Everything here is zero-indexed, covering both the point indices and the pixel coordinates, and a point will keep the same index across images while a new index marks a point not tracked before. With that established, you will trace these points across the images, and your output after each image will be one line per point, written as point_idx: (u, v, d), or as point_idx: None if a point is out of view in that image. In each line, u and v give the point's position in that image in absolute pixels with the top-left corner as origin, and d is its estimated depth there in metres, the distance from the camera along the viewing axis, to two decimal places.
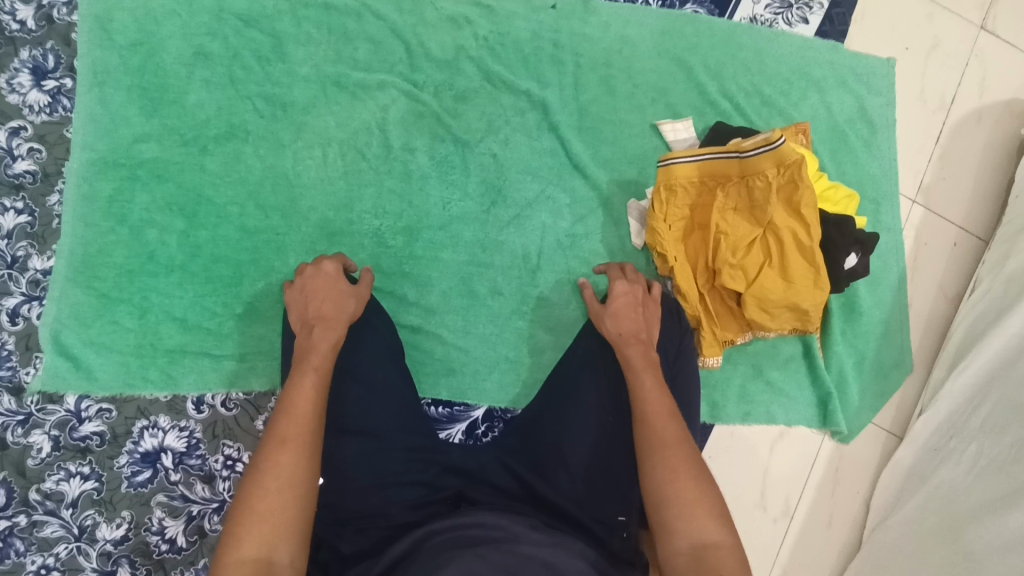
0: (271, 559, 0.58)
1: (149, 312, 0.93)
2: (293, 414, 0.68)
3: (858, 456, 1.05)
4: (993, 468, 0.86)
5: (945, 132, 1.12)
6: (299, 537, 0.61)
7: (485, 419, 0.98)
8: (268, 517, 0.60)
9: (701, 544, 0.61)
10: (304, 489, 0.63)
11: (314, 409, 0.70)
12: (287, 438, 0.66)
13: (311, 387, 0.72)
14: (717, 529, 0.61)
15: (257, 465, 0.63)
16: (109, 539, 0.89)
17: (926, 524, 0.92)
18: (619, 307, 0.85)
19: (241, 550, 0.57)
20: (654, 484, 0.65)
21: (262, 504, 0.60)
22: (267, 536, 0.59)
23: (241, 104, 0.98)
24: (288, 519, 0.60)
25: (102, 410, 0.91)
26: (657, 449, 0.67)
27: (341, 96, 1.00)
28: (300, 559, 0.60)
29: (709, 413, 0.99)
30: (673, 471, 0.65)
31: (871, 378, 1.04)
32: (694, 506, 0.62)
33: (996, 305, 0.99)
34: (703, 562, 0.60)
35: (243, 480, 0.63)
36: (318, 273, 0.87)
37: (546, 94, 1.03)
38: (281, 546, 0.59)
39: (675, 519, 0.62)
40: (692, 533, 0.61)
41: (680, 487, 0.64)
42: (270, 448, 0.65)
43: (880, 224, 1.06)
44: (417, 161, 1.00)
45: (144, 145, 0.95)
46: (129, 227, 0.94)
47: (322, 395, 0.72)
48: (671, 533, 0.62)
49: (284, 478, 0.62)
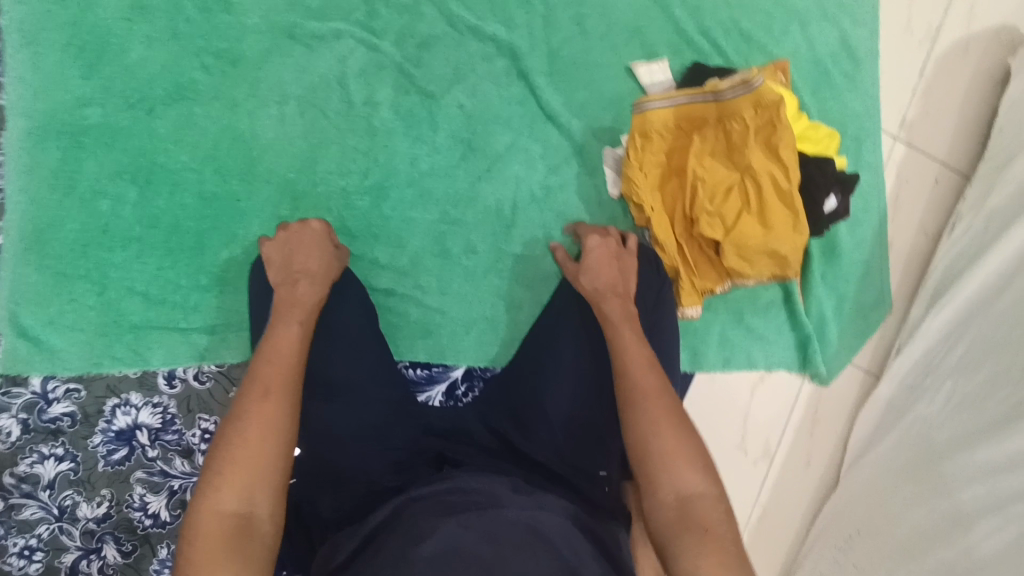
0: (250, 512, 0.54)
1: (110, 287, 0.89)
2: (278, 365, 0.64)
3: (836, 396, 1.06)
4: (969, 403, 0.87)
5: (930, 63, 1.08)
6: (281, 491, 0.57)
7: (464, 379, 0.96)
8: (248, 467, 0.56)
9: (684, 495, 0.59)
10: (288, 441, 0.59)
11: (299, 362, 0.66)
12: (270, 388, 0.62)
13: (294, 341, 0.68)
14: (701, 479, 0.60)
15: (237, 413, 0.59)
16: (91, 517, 0.88)
17: (901, 459, 0.94)
18: (598, 260, 0.83)
19: (220, 502, 0.54)
20: (637, 435, 0.63)
21: (242, 452, 0.56)
22: (246, 488, 0.55)
23: (189, 60, 0.91)
24: (269, 470, 0.56)
25: (70, 390, 0.88)
26: (638, 400, 0.65)
27: (296, 48, 0.94)
28: (279, 514, 0.56)
29: (690, 362, 0.99)
30: (654, 423, 0.63)
31: (850, 320, 1.04)
32: (677, 457, 0.61)
33: (975, 242, 0.98)
34: (688, 514, 0.58)
35: (221, 429, 0.58)
36: (303, 229, 0.84)
37: (515, 38, 0.97)
38: (262, 498, 0.55)
39: (658, 472, 0.60)
40: (676, 485, 0.60)
41: (663, 438, 0.62)
42: (252, 397, 0.60)
43: (862, 163, 1.04)
44: (381, 116, 0.95)
45: (87, 110, 0.89)
46: (79, 199, 0.89)
47: (304, 348, 0.68)
48: (655, 486, 0.60)
49: (268, 427, 0.58)
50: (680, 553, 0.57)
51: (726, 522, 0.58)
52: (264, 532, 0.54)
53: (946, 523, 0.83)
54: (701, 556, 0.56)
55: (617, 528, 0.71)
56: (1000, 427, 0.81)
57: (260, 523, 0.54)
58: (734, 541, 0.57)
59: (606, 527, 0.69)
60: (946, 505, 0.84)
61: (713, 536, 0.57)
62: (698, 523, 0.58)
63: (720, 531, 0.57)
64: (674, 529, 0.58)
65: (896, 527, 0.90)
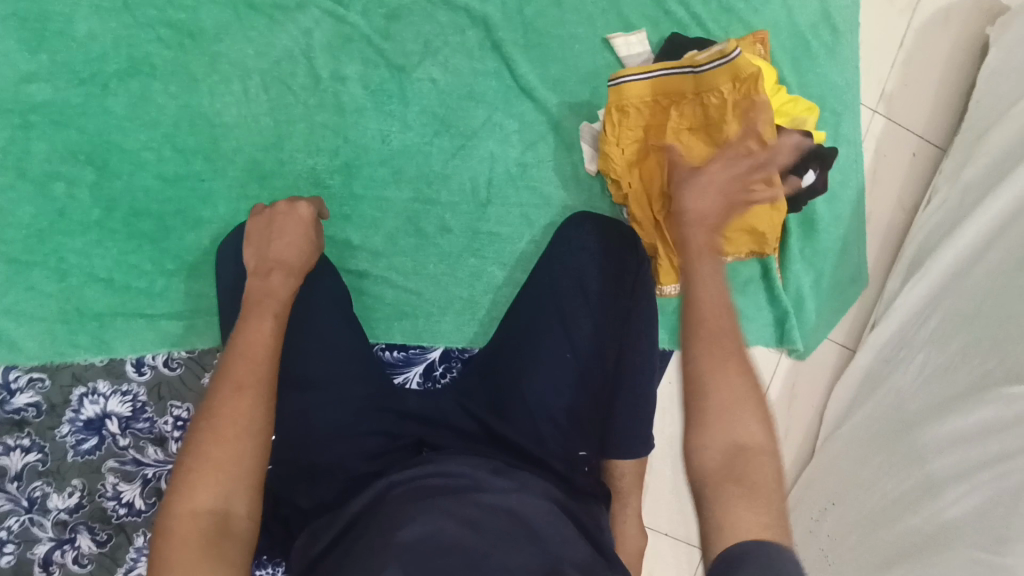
0: (227, 511, 0.53)
1: (70, 274, 0.86)
2: (252, 358, 0.62)
3: (812, 372, 1.08)
4: (940, 373, 0.88)
5: (910, 34, 1.07)
6: (258, 488, 0.56)
7: (442, 360, 0.95)
8: (222, 466, 0.54)
9: (736, 443, 0.57)
10: (263, 437, 0.57)
11: (273, 354, 0.64)
12: (243, 382, 0.60)
13: (268, 331, 0.65)
14: (757, 430, 0.58)
15: (209, 410, 0.57)
16: (62, 508, 0.86)
17: (876, 430, 0.95)
18: (706, 183, 0.75)
19: (194, 502, 0.52)
20: (699, 371, 0.61)
21: (216, 451, 0.55)
22: (222, 487, 0.54)
23: (143, 33, 0.87)
24: (245, 468, 0.55)
25: (34, 380, 0.85)
26: (707, 336, 0.62)
27: (257, 20, 0.90)
28: (257, 511, 0.55)
29: (668, 339, 0.99)
30: (720, 363, 0.60)
31: (827, 294, 1.04)
32: (731, 407, 0.59)
33: (951, 216, 0.98)
34: (738, 465, 0.56)
35: (193, 427, 0.57)
36: (290, 212, 0.80)
37: (487, 8, 0.94)
38: (238, 496, 0.54)
39: (715, 416, 0.58)
40: (729, 431, 0.58)
41: (725, 382, 0.60)
42: (225, 392, 0.58)
43: (840, 137, 1.03)
44: (350, 91, 0.92)
45: (34, 87, 0.85)
46: (31, 182, 0.86)
47: (278, 338, 0.66)
48: (707, 425, 0.58)
49: (242, 424, 0.57)
50: (717, 504, 0.54)
51: (774, 480, 0.56)
52: (241, 531, 0.53)
53: (915, 491, 0.85)
54: (741, 509, 0.54)
55: (597, 508, 0.71)
56: (973, 394, 0.82)
57: (237, 522, 0.53)
58: (778, 502, 0.55)
59: (586, 508, 0.70)
60: (919, 473, 0.85)
61: (758, 491, 0.55)
62: (746, 476, 0.56)
63: (765, 487, 0.55)
64: (718, 478, 0.56)
65: (873, 497, 0.91)
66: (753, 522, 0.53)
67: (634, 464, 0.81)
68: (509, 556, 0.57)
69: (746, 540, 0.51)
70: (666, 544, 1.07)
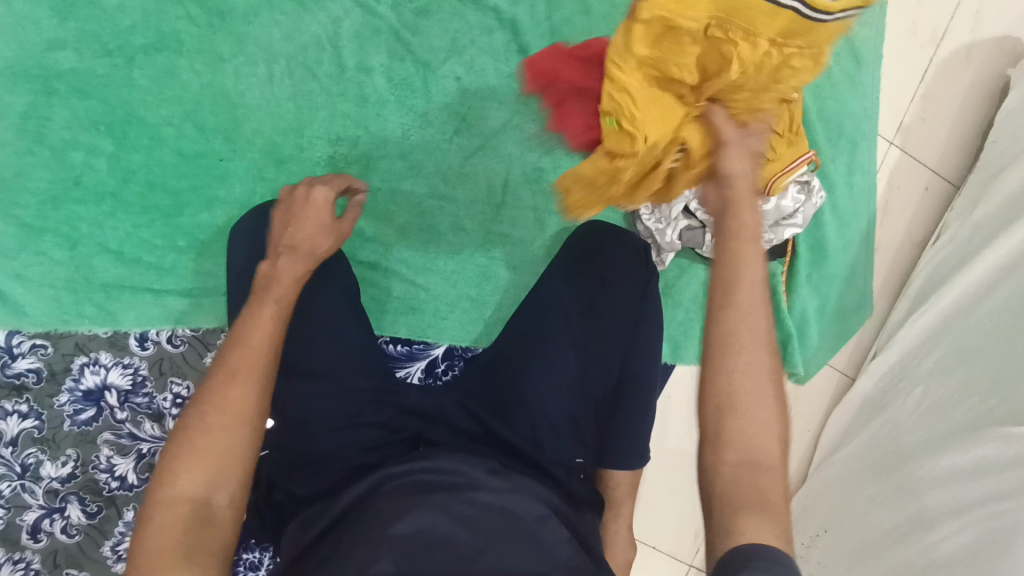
0: (209, 499, 0.53)
1: (81, 243, 0.87)
2: (250, 347, 0.61)
3: (810, 396, 1.09)
4: (936, 409, 0.89)
5: (931, 69, 1.08)
6: (244, 478, 0.56)
7: (444, 358, 0.96)
8: (208, 456, 0.54)
9: (753, 463, 0.52)
10: (252, 430, 0.57)
11: (274, 344, 0.63)
12: (237, 369, 0.59)
13: (270, 318, 0.64)
14: (775, 452, 0.53)
15: (200, 395, 0.57)
16: (55, 477, 0.86)
17: (870, 459, 0.96)
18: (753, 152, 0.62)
19: (177, 488, 0.53)
20: (720, 385, 0.54)
21: (202, 440, 0.55)
22: (206, 476, 0.54)
23: (172, 8, 0.88)
24: (230, 459, 0.55)
25: (36, 346, 0.86)
26: (737, 348, 0.54)
27: (287, 5, 0.90)
28: (242, 499, 0.55)
29: (670, 353, 1.01)
30: (751, 383, 0.54)
31: (831, 322, 1.05)
32: (755, 429, 0.53)
33: (960, 251, 0.99)
34: (753, 484, 0.52)
35: (184, 411, 0.57)
36: (306, 201, 0.76)
37: (516, 11, 0.94)
38: (221, 485, 0.54)
39: (734, 435, 0.53)
40: (749, 449, 0.53)
41: (754, 406, 0.53)
42: (219, 379, 0.58)
43: (854, 166, 1.04)
44: (373, 83, 0.92)
45: (60, 54, 0.86)
46: (50, 148, 0.86)
47: (281, 327, 0.64)
48: (723, 444, 0.53)
49: (230, 414, 0.56)
50: (728, 513, 0.51)
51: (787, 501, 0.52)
52: (223, 519, 0.53)
53: (907, 525, 0.85)
54: (749, 519, 0.50)
55: (591, 516, 0.72)
56: (969, 432, 0.82)
57: (218, 511, 0.53)
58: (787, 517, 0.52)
59: (581, 516, 0.70)
60: (913, 506, 0.85)
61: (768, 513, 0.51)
62: (758, 495, 0.51)
63: (778, 507, 0.51)
64: (731, 496, 0.51)
65: (862, 528, 0.92)
66: (761, 531, 0.49)
67: (630, 476, 0.81)
68: (502, 556, 0.56)
69: (753, 544, 0.48)
70: (653, 557, 1.08)
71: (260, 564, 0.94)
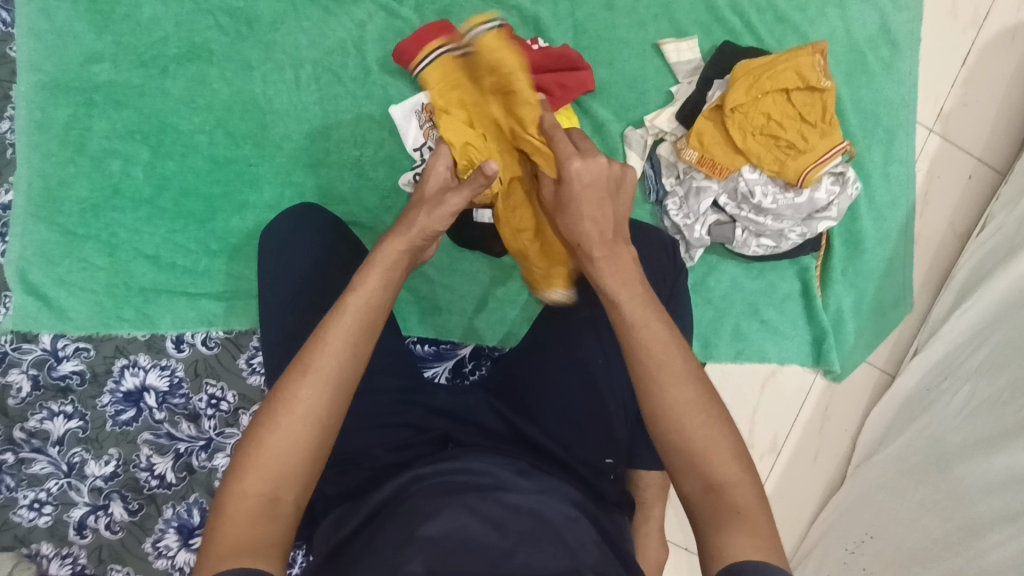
0: (276, 497, 0.50)
1: (119, 249, 0.90)
2: (346, 342, 0.54)
3: (848, 393, 1.06)
4: (983, 406, 0.84)
5: (974, 52, 1.04)
6: (311, 478, 0.52)
7: (472, 357, 0.96)
8: (277, 455, 0.50)
9: (716, 483, 0.51)
10: (331, 428, 0.52)
11: (372, 343, 0.56)
12: (315, 367, 0.53)
13: (370, 308, 0.57)
14: (736, 469, 0.52)
15: (275, 391, 0.52)
16: (99, 475, 0.89)
17: (915, 460, 0.91)
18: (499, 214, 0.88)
19: (243, 486, 0.49)
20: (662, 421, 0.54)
21: (272, 439, 0.51)
22: (276, 471, 0.50)
23: (202, 19, 0.91)
24: (304, 459, 0.51)
25: (80, 349, 0.89)
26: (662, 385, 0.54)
27: (313, 11, 0.92)
28: (307, 499, 0.52)
29: (702, 350, 1.00)
30: (690, 405, 0.53)
31: (870, 317, 1.02)
32: (706, 447, 0.52)
33: (1006, 242, 0.93)
34: (719, 501, 0.50)
35: (262, 405, 0.52)
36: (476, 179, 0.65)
37: (539, 9, 0.94)
38: (289, 484, 0.50)
39: (689, 456, 0.52)
40: (705, 468, 0.52)
41: (697, 427, 0.53)
42: (293, 372, 0.53)
43: (891, 155, 1.00)
44: (398, 85, 0.92)
45: (99, 66, 0.90)
46: (89, 158, 0.90)
47: (379, 322, 0.57)
48: (678, 470, 0.53)
49: (302, 414, 0.51)
50: (709, 530, 0.50)
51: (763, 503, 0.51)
52: (286, 520, 0.49)
53: (952, 531, 0.80)
54: (731, 532, 0.49)
55: (621, 518, 0.69)
56: (1014, 433, 0.76)
57: (281, 514, 0.49)
58: (771, 523, 0.50)
59: (611, 517, 0.67)
60: (963, 514, 0.80)
61: (749, 519, 0.49)
62: (730, 505, 0.50)
63: (756, 516, 0.50)
64: (705, 513, 0.51)
65: (913, 535, 0.86)
66: (746, 545, 0.48)
67: (659, 477, 0.80)
68: (533, 556, 0.55)
69: (739, 560, 0.47)
70: (686, 558, 1.06)
71: (295, 561, 0.96)
